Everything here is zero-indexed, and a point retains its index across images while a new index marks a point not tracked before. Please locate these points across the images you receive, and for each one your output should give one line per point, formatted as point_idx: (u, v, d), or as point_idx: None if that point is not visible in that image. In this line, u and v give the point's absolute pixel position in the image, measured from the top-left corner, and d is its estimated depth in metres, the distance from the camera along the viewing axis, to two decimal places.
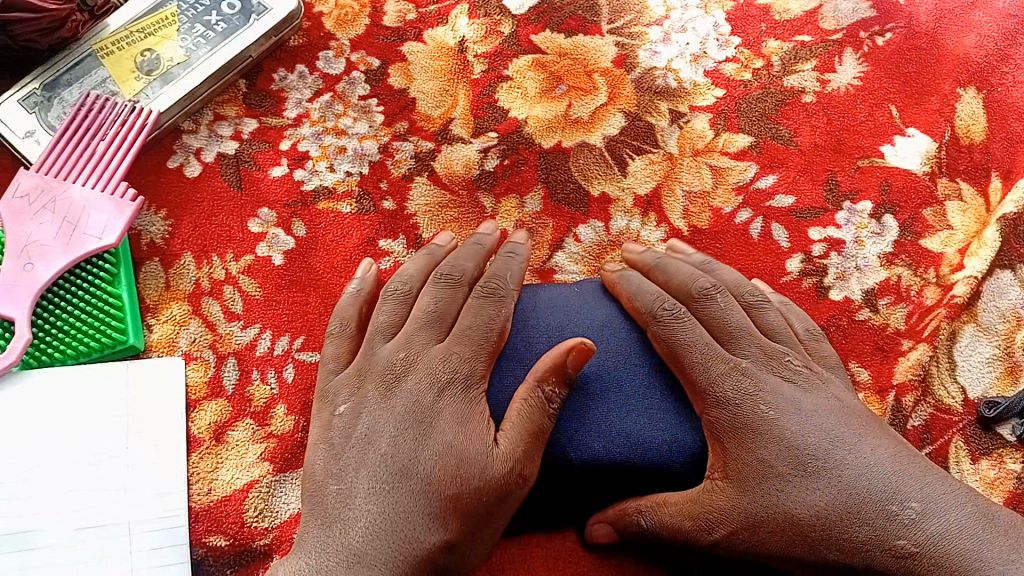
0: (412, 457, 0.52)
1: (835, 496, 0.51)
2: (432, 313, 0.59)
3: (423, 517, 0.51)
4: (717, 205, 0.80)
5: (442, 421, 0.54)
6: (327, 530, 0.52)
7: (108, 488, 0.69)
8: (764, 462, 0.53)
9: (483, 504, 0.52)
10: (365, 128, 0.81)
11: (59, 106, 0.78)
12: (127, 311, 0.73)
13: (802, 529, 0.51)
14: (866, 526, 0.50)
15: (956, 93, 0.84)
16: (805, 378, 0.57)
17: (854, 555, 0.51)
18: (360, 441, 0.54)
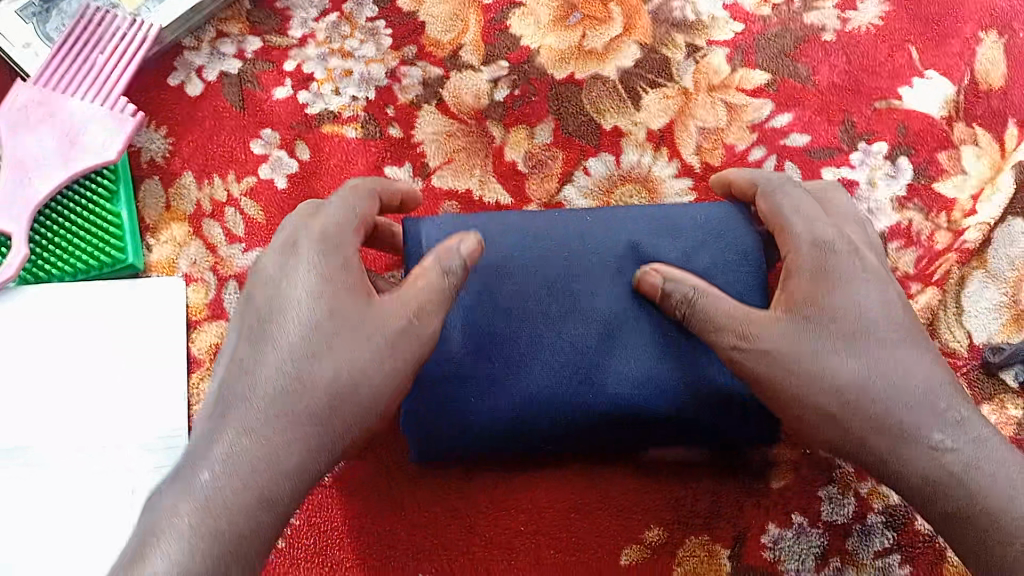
0: (313, 311, 0.51)
1: (882, 374, 0.52)
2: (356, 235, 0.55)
3: (317, 356, 0.50)
4: (731, 142, 0.78)
5: (334, 267, 0.52)
6: (231, 370, 0.51)
7: (107, 405, 0.69)
8: (823, 327, 0.53)
9: (378, 343, 0.51)
10: (372, 50, 0.79)
11: (58, 17, 0.76)
12: (126, 229, 0.72)
13: (844, 394, 0.52)
14: (899, 425, 0.52)
15: (977, 37, 0.81)
16: (878, 272, 0.55)
17: (881, 435, 0.52)
18: (263, 296, 0.52)
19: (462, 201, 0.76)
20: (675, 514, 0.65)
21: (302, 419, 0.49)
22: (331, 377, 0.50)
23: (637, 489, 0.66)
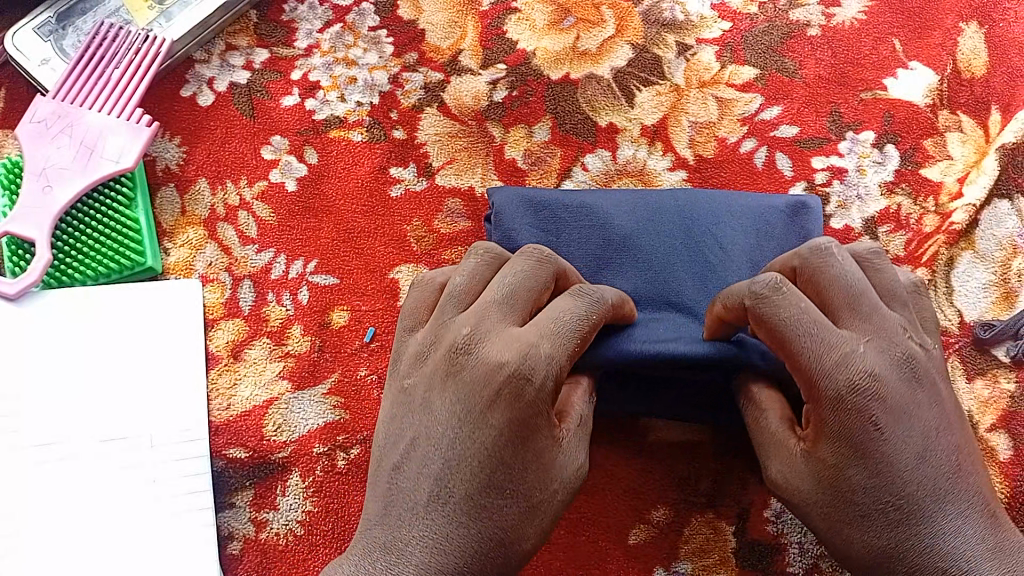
0: (483, 387, 0.49)
1: (911, 461, 0.49)
2: (510, 288, 0.53)
3: (499, 415, 0.49)
4: (723, 135, 0.81)
5: (498, 333, 0.51)
6: (412, 447, 0.50)
7: (130, 403, 0.72)
8: (852, 498, 0.50)
9: (535, 396, 0.49)
10: (375, 58, 0.82)
11: (74, 35, 0.79)
12: (144, 234, 0.75)
13: (871, 447, 0.49)
14: (889, 499, 0.50)
15: (959, 28, 0.84)
16: (945, 416, 0.51)
17: (887, 482, 0.49)
18: (433, 374, 0.51)
19: (465, 198, 0.79)
20: (681, 493, 0.68)
21: (491, 469, 0.49)
22: (505, 432, 0.49)
23: (643, 471, 0.69)
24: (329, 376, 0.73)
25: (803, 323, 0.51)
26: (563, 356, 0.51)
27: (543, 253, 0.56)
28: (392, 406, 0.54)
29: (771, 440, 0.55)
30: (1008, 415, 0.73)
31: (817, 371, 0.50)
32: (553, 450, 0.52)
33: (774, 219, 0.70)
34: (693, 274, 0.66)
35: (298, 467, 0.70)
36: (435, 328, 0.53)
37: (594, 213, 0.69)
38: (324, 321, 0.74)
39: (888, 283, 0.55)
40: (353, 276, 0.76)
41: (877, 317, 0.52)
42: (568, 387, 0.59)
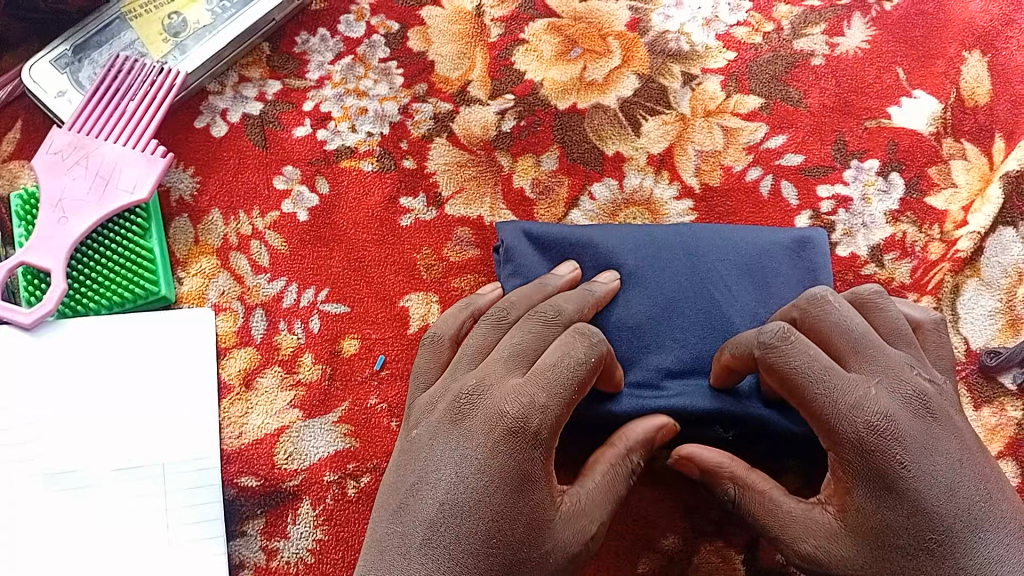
0: (483, 435, 0.53)
1: (939, 490, 0.50)
2: (516, 347, 0.58)
3: (498, 461, 0.52)
4: (728, 164, 0.82)
5: (499, 386, 0.55)
6: (411, 489, 0.53)
7: (143, 431, 0.72)
8: (891, 536, 0.51)
9: (531, 447, 0.53)
10: (385, 89, 0.84)
11: (90, 67, 0.81)
12: (158, 263, 0.76)
13: (897, 481, 0.51)
14: (928, 534, 0.50)
15: (962, 56, 0.85)
16: (968, 446, 0.53)
17: (922, 515, 0.50)
18: (439, 422, 0.55)
19: (474, 227, 0.80)
20: (690, 522, 0.68)
21: (486, 513, 0.51)
22: (503, 478, 0.52)
23: (652, 500, 0.69)
24: (339, 405, 0.74)
25: (814, 370, 0.54)
26: (558, 406, 0.54)
27: (549, 313, 0.60)
28: (399, 457, 0.57)
29: (789, 518, 0.57)
30: (1015, 442, 0.73)
31: (833, 415, 0.53)
32: (551, 507, 0.55)
33: (779, 255, 0.70)
34: (700, 313, 0.67)
35: (309, 495, 0.72)
36: (443, 387, 0.58)
37: (601, 249, 0.70)
38: (335, 350, 0.75)
39: (889, 325, 0.58)
40: (364, 304, 0.77)
41: (882, 357, 0.55)
42: (606, 445, 0.62)
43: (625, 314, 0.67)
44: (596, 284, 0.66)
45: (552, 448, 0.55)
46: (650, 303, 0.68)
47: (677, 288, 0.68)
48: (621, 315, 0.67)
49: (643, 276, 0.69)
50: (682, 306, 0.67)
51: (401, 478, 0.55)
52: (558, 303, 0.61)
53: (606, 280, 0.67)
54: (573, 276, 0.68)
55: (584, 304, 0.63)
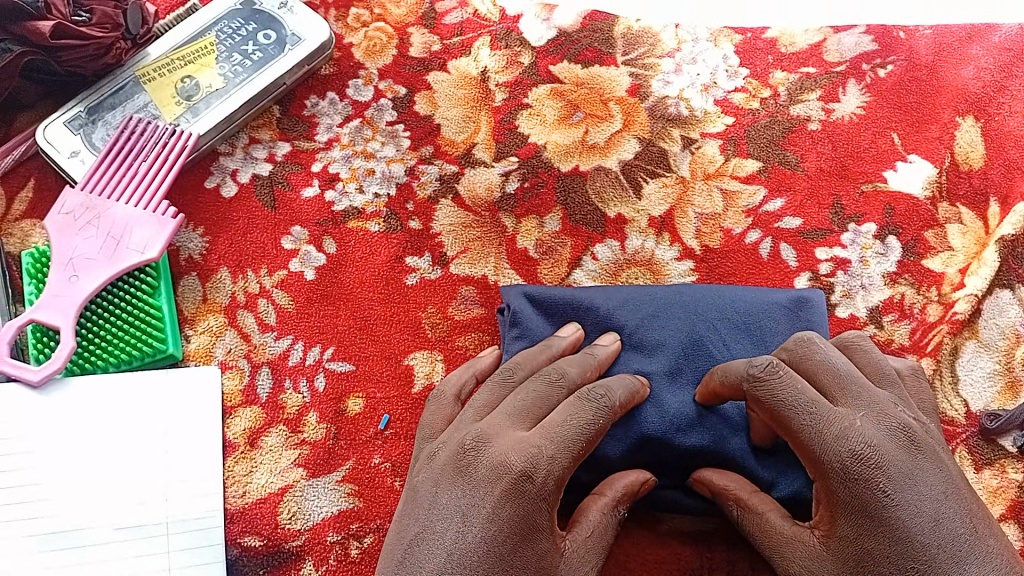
0: (489, 485, 0.54)
1: (923, 520, 0.51)
2: (522, 405, 0.59)
3: (504, 509, 0.54)
4: (728, 226, 0.83)
5: (503, 436, 0.57)
6: (416, 538, 0.54)
7: (146, 490, 0.72)
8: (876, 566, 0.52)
9: (537, 496, 0.55)
10: (392, 151, 0.86)
11: (103, 128, 0.83)
12: (166, 321, 0.77)
13: (881, 510, 0.52)
14: (911, 563, 0.51)
15: (955, 122, 0.87)
16: (952, 480, 0.54)
17: (906, 544, 0.51)
18: (443, 470, 0.56)
19: (479, 286, 0.81)
20: None
21: (492, 561, 0.53)
22: (509, 527, 0.54)
23: (655, 561, 0.69)
24: (343, 463, 0.74)
25: (801, 403, 0.55)
26: (564, 458, 0.56)
27: (553, 375, 0.61)
28: (402, 505, 0.58)
29: (783, 540, 0.57)
30: (1017, 505, 0.73)
31: (818, 445, 0.54)
32: (555, 555, 0.56)
33: (777, 314, 0.72)
34: (699, 370, 0.68)
35: (312, 556, 0.71)
36: (446, 435, 0.60)
37: (603, 309, 0.72)
38: (339, 409, 0.76)
39: (873, 367, 0.60)
40: (369, 362, 0.78)
41: (866, 393, 0.56)
42: (591, 496, 0.62)
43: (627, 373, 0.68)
44: (598, 347, 0.67)
45: (557, 498, 0.56)
46: (651, 360, 0.69)
47: (677, 345, 0.69)
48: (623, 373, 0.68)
49: (643, 334, 0.70)
50: (683, 363, 0.68)
51: (404, 527, 0.56)
52: (562, 367, 0.62)
53: (606, 342, 0.68)
54: (577, 337, 0.69)
55: (587, 367, 0.64)
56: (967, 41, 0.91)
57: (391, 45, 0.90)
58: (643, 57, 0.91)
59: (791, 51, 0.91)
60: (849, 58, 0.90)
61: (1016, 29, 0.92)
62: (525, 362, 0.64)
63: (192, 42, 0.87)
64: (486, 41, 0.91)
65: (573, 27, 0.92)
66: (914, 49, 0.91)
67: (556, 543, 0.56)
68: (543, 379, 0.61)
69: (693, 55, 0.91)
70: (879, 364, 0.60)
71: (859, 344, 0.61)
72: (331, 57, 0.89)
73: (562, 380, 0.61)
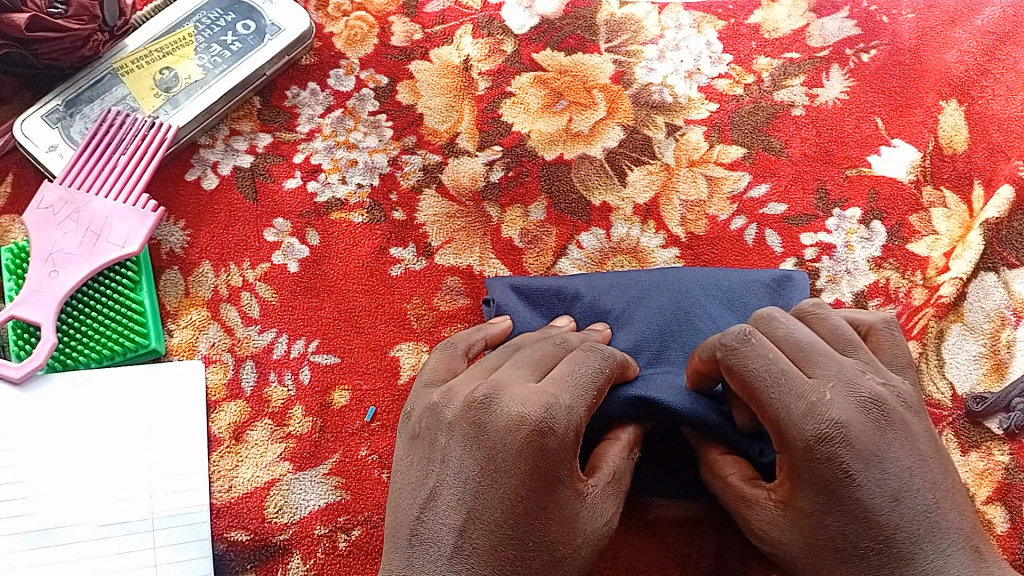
0: (505, 440, 0.53)
1: (882, 496, 0.52)
2: (532, 360, 0.59)
3: (521, 464, 0.53)
4: (713, 213, 0.83)
5: (513, 390, 0.55)
6: (430, 499, 0.54)
7: (131, 486, 0.71)
8: (832, 539, 0.53)
9: (557, 446, 0.53)
10: (375, 142, 0.85)
11: (81, 122, 0.82)
12: (149, 316, 0.76)
13: (841, 488, 0.52)
14: (867, 537, 0.52)
15: (939, 106, 0.87)
16: (918, 450, 0.54)
17: (864, 519, 0.52)
18: (453, 426, 0.55)
19: (464, 276, 0.80)
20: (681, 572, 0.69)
21: (517, 517, 0.53)
22: (529, 482, 0.53)
23: (644, 547, 0.70)
24: (330, 457, 0.74)
25: (768, 374, 0.55)
26: (581, 407, 0.55)
27: (554, 338, 0.61)
28: (412, 459, 0.57)
29: (745, 504, 0.59)
30: (1003, 486, 0.73)
31: (785, 420, 0.54)
32: (577, 503, 0.56)
33: (759, 291, 0.72)
34: (684, 341, 0.68)
35: (299, 549, 0.71)
36: (449, 390, 0.58)
37: (587, 296, 0.72)
38: (325, 402, 0.75)
39: (841, 334, 0.59)
40: (354, 354, 0.77)
41: (834, 364, 0.56)
42: (606, 440, 0.62)
43: None
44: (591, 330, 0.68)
45: (577, 446, 0.55)
46: (640, 341, 0.68)
47: (662, 323, 0.69)
48: None
49: (629, 316, 0.70)
50: (669, 340, 0.68)
51: (417, 485, 0.56)
52: (562, 333, 0.63)
53: (599, 328, 0.69)
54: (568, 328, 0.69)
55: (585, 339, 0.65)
56: (950, 25, 0.91)
57: (372, 34, 0.90)
58: (626, 44, 0.90)
59: (774, 37, 0.90)
60: (832, 42, 0.90)
61: (998, 12, 0.92)
62: (528, 336, 0.65)
63: (170, 34, 0.86)
64: (468, 29, 0.90)
65: (556, 14, 0.91)
66: (897, 33, 0.91)
67: (578, 489, 0.56)
68: (549, 340, 0.61)
69: (677, 42, 0.90)
70: (845, 333, 0.59)
71: (825, 317, 0.61)
72: (312, 47, 0.88)
73: (565, 339, 0.62)
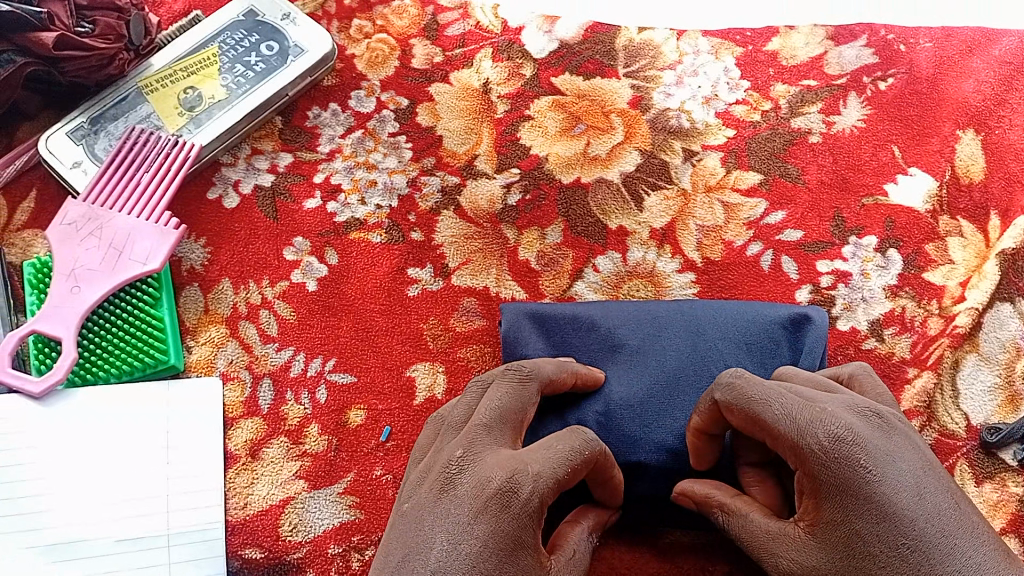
0: (470, 502, 0.56)
1: (904, 491, 0.55)
2: (499, 409, 0.62)
3: (485, 525, 0.55)
4: (729, 238, 0.84)
5: (486, 455, 0.59)
6: (400, 558, 0.56)
7: (146, 502, 0.72)
8: (867, 544, 0.55)
9: (521, 512, 0.56)
10: (394, 163, 0.86)
11: (106, 139, 0.83)
12: (168, 332, 0.77)
13: (865, 486, 0.55)
14: (899, 535, 0.55)
15: (955, 135, 0.88)
16: (924, 455, 0.59)
17: (892, 516, 0.55)
18: (427, 489, 0.58)
19: (481, 298, 0.81)
20: None
21: None
22: (490, 544, 0.55)
23: (656, 573, 0.71)
24: (345, 476, 0.74)
25: (772, 395, 0.59)
26: (549, 475, 0.58)
27: (524, 370, 0.64)
28: (389, 529, 0.59)
29: (767, 538, 0.60)
30: (1018, 519, 0.73)
31: (795, 430, 0.58)
32: (540, 573, 0.58)
33: (776, 334, 0.71)
34: (698, 386, 0.69)
35: (312, 568, 0.71)
36: (431, 457, 0.62)
37: (604, 327, 0.73)
38: (341, 421, 0.76)
39: (820, 382, 0.65)
40: (370, 373, 0.78)
41: (821, 395, 0.61)
42: (568, 523, 0.65)
43: (626, 392, 0.69)
44: (581, 368, 0.69)
45: (542, 512, 0.58)
46: (651, 378, 0.69)
47: (676, 366, 0.69)
48: (623, 393, 0.69)
49: (644, 350, 0.71)
50: (684, 381, 0.69)
51: (388, 547, 0.58)
52: (535, 362, 0.65)
53: (589, 368, 0.70)
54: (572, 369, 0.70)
55: (564, 368, 0.66)
56: (968, 54, 0.92)
57: (394, 57, 0.91)
58: (644, 70, 0.91)
59: (792, 64, 0.91)
60: (849, 70, 0.91)
61: (1016, 42, 0.92)
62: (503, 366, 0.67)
63: (195, 54, 0.87)
64: (488, 53, 0.91)
65: (575, 39, 0.92)
66: (915, 62, 0.91)
67: (539, 560, 0.58)
68: (515, 383, 0.64)
69: (694, 68, 0.91)
70: (827, 385, 0.64)
71: (801, 375, 0.65)
72: (334, 69, 0.90)
73: (534, 376, 0.64)
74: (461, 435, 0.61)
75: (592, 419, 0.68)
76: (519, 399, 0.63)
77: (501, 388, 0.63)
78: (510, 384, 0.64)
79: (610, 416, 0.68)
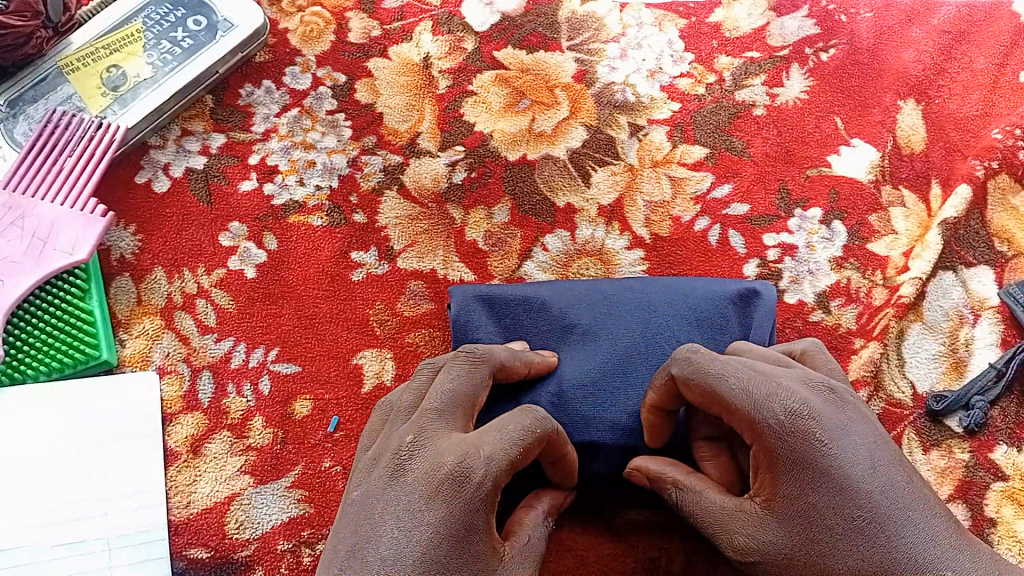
0: (422, 488, 0.55)
1: (858, 463, 0.56)
2: (450, 393, 0.60)
3: (437, 511, 0.54)
4: (677, 214, 0.83)
5: (438, 440, 0.57)
6: (350, 548, 0.54)
7: (84, 504, 0.69)
8: (823, 517, 0.56)
9: (474, 497, 0.55)
10: (333, 142, 0.83)
11: (24, 122, 0.78)
12: (99, 326, 0.73)
13: (820, 459, 0.56)
14: (853, 506, 0.55)
15: (897, 105, 0.88)
16: (875, 426, 0.59)
17: (846, 488, 0.55)
18: (377, 476, 0.57)
19: (428, 280, 0.79)
20: None
21: (430, 566, 0.53)
22: (443, 530, 0.54)
23: (613, 553, 0.71)
24: (292, 469, 0.72)
25: (728, 370, 0.59)
26: (502, 458, 0.56)
27: (476, 353, 0.62)
28: (339, 517, 0.58)
29: (726, 515, 0.60)
30: (964, 484, 0.75)
31: (751, 405, 0.57)
32: (493, 560, 0.57)
33: (726, 310, 0.71)
34: (651, 364, 0.68)
35: (262, 565, 0.69)
36: (380, 442, 0.60)
37: (555, 308, 0.72)
38: (287, 412, 0.73)
39: (773, 357, 0.65)
40: (315, 362, 0.75)
41: (776, 369, 0.61)
42: (523, 508, 0.64)
43: (578, 372, 0.68)
44: (532, 353, 0.67)
45: (495, 496, 0.56)
46: (604, 357, 0.68)
47: (629, 345, 0.68)
48: (575, 374, 0.68)
49: (596, 331, 0.70)
50: (637, 359, 0.68)
51: (337, 536, 0.56)
52: (487, 345, 0.63)
53: (542, 353, 0.68)
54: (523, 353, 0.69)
55: (517, 355, 0.65)
56: (907, 24, 0.92)
57: (329, 30, 0.87)
58: (588, 42, 0.89)
59: (735, 36, 0.90)
60: (792, 41, 0.90)
61: (953, 11, 0.93)
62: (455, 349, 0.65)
63: (117, 30, 0.82)
64: (428, 26, 0.88)
65: (517, 11, 0.90)
66: (855, 32, 0.91)
67: (493, 546, 0.57)
68: (467, 367, 0.62)
69: (638, 40, 0.90)
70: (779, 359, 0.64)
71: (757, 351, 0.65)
72: (266, 44, 0.86)
73: (487, 359, 0.62)
74: (412, 420, 0.59)
75: (546, 402, 0.67)
76: (470, 383, 0.61)
77: (452, 372, 0.61)
78: (462, 369, 0.62)
79: (563, 398, 0.67)
